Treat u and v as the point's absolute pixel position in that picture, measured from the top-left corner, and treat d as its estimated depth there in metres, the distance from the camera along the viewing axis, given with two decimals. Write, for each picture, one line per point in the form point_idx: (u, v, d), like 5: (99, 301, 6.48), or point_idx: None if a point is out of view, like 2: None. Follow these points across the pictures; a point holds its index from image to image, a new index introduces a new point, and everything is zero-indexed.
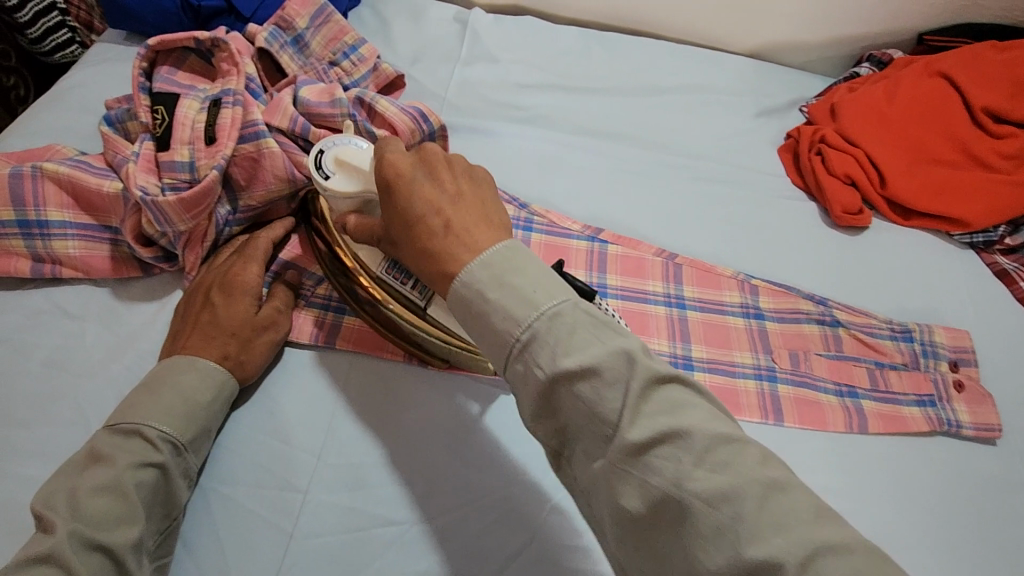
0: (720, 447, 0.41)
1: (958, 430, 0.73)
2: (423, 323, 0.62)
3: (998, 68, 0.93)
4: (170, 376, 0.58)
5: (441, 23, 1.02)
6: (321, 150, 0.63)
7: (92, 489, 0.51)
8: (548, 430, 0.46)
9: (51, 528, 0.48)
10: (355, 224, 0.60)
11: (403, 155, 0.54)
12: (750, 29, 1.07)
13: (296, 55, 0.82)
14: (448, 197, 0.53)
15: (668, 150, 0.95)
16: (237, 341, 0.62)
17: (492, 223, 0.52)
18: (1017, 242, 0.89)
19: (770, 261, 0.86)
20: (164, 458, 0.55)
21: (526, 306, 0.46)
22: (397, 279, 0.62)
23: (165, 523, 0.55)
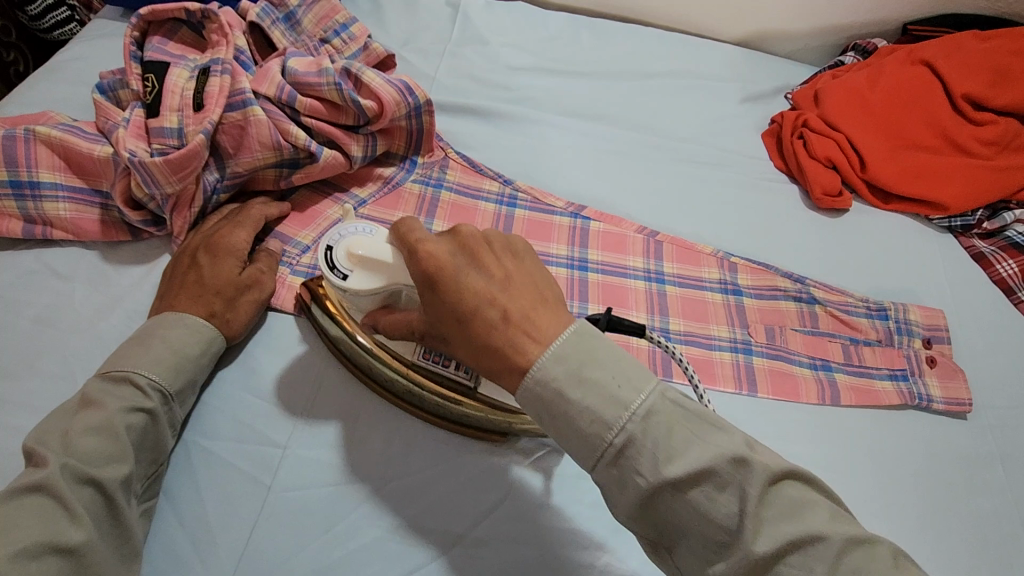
0: (759, 475, 0.43)
1: (929, 404, 0.74)
2: (470, 408, 0.61)
3: (982, 54, 0.94)
4: (159, 330, 0.60)
5: (433, 7, 1.04)
6: (330, 246, 0.59)
7: (84, 428, 0.52)
8: (645, 524, 0.47)
9: (42, 461, 0.50)
10: (387, 322, 0.58)
11: (440, 252, 0.50)
12: (737, 18, 1.09)
13: (287, 32, 0.84)
14: (497, 285, 0.49)
15: (653, 133, 0.96)
16: (221, 299, 0.64)
17: (545, 305, 0.49)
18: (994, 226, 0.91)
19: (751, 241, 0.88)
20: (154, 405, 0.56)
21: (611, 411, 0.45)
22: (438, 362, 0.62)
23: (151, 468, 0.57)
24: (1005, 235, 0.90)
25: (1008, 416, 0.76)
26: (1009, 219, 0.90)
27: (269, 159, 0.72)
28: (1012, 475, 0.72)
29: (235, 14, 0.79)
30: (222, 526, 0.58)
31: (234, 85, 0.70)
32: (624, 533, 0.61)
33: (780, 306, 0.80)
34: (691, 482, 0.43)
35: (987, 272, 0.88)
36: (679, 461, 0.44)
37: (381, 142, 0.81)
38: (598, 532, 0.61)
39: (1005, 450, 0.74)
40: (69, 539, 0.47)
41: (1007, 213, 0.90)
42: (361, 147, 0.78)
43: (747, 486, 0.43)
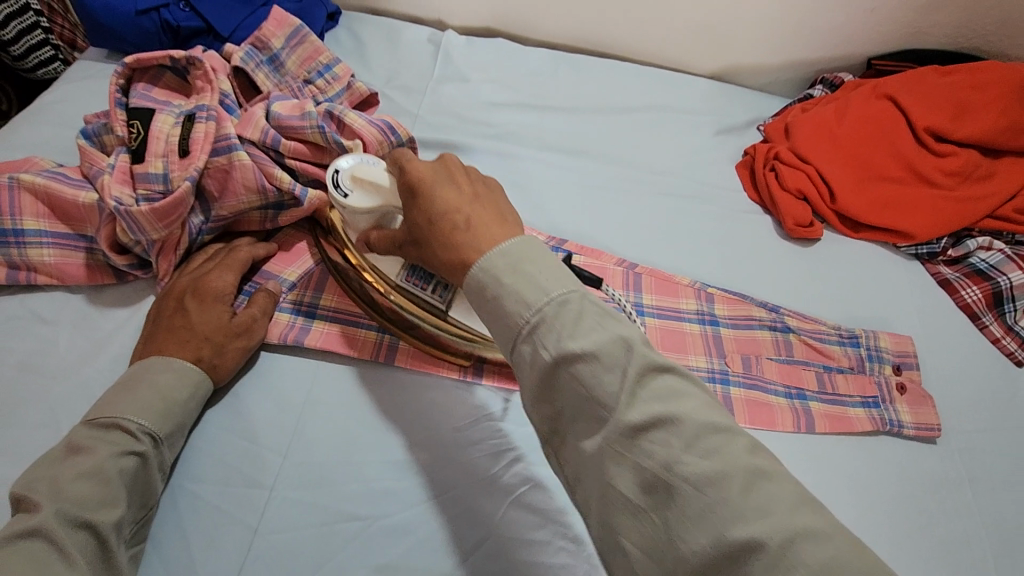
0: (727, 445, 0.43)
1: (900, 430, 0.77)
2: (447, 323, 0.67)
3: (942, 88, 0.98)
4: (147, 374, 0.61)
5: (415, 45, 1.07)
6: (337, 171, 0.67)
7: (75, 475, 0.53)
8: (605, 471, 0.46)
9: (36, 507, 0.51)
10: (377, 235, 0.64)
11: (420, 165, 0.58)
12: (710, 53, 1.12)
13: (271, 74, 0.86)
14: (467, 199, 0.56)
15: (632, 166, 0.99)
16: (208, 346, 0.65)
17: (502, 220, 0.54)
18: (957, 253, 0.94)
19: (726, 271, 0.90)
20: (145, 448, 0.58)
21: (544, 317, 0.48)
22: (416, 285, 0.66)
23: (141, 512, 0.57)
24: (969, 261, 0.94)
25: (975, 439, 0.79)
26: (972, 247, 0.93)
27: (256, 202, 0.73)
28: (980, 498, 0.75)
29: (220, 59, 0.81)
30: (207, 571, 0.58)
31: (219, 131, 0.71)
32: None
33: (756, 336, 0.83)
34: (651, 426, 0.44)
35: (952, 297, 0.92)
36: (639, 407, 0.45)
37: None
38: (581, 566, 0.62)
39: (973, 473, 0.76)
40: None
41: (970, 241, 0.94)
42: None
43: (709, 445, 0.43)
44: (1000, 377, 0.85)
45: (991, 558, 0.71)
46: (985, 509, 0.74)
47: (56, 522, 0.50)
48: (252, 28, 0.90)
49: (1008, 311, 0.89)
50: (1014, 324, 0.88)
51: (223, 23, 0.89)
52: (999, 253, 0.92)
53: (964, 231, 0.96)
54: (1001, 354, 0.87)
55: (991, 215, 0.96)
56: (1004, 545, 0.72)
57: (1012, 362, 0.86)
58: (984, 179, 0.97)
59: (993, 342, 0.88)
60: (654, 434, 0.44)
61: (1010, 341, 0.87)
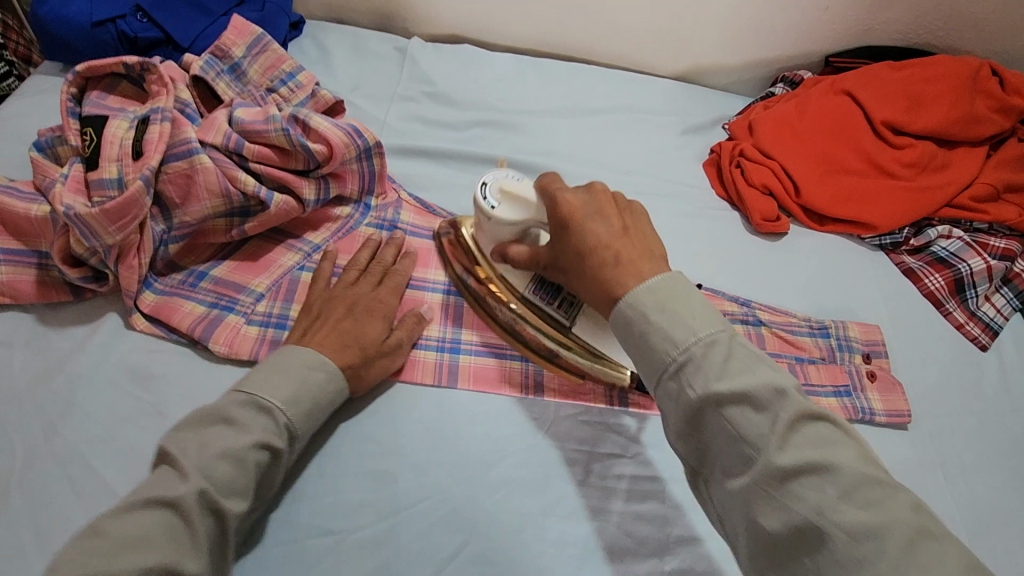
0: (841, 459, 0.45)
1: (872, 417, 0.78)
2: (567, 338, 0.71)
3: (896, 82, 1.01)
4: (299, 354, 0.62)
5: (380, 52, 1.06)
6: (485, 184, 0.69)
7: (222, 450, 0.53)
8: (691, 445, 0.50)
9: (182, 478, 0.51)
10: (517, 253, 0.68)
11: (579, 197, 0.60)
12: (674, 54, 1.14)
13: (232, 83, 0.84)
14: (616, 235, 0.57)
15: (602, 168, 1.00)
16: (358, 355, 0.65)
17: (649, 255, 0.56)
18: (920, 242, 0.97)
19: (698, 267, 0.91)
20: (283, 446, 0.57)
21: (673, 338, 0.50)
22: (541, 301, 0.71)
23: (257, 504, 0.58)
24: (931, 250, 0.96)
25: (944, 424, 0.81)
26: (933, 236, 0.96)
27: (222, 207, 0.71)
28: (951, 481, 0.76)
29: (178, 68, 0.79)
30: None
31: (176, 132, 0.70)
32: (587, 567, 0.62)
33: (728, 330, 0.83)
34: (742, 408, 0.46)
35: (916, 285, 0.94)
36: (730, 382, 0.47)
37: (333, 186, 0.79)
38: (561, 568, 0.61)
39: (943, 457, 0.78)
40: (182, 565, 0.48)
41: (931, 231, 0.96)
42: (313, 191, 0.77)
43: (812, 457, 0.44)
44: (964, 362, 0.87)
45: (964, 539, 0.72)
46: (956, 490, 0.75)
47: (194, 501, 0.50)
48: (212, 38, 0.89)
49: (969, 296, 0.92)
50: (975, 309, 0.92)
51: (182, 33, 0.87)
52: (958, 241, 0.95)
53: (925, 221, 0.98)
54: (966, 338, 0.90)
55: (949, 205, 0.98)
56: (976, 525, 0.73)
57: (977, 346, 0.89)
58: (939, 170, 1.00)
59: (958, 327, 0.91)
60: (742, 417, 0.47)
61: (973, 326, 0.90)
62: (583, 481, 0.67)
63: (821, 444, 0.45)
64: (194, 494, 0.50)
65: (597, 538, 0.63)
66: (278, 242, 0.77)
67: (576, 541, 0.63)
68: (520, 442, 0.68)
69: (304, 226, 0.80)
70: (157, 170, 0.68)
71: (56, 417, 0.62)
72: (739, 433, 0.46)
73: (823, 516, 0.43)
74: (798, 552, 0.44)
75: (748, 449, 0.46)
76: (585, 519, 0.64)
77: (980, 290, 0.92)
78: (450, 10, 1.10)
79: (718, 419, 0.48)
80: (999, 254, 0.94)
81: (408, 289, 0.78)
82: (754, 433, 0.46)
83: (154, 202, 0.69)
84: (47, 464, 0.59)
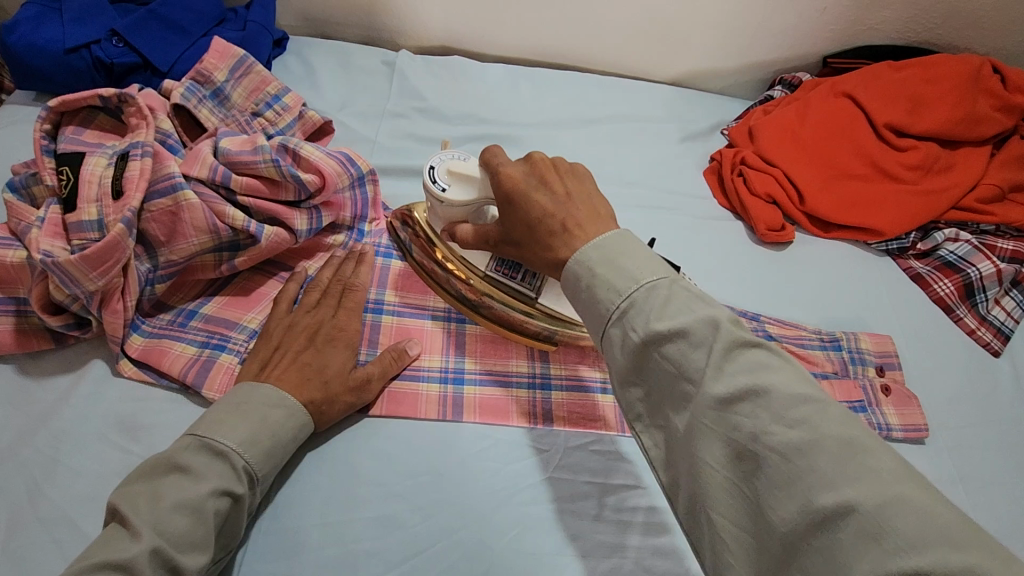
0: (769, 382, 0.44)
1: (889, 432, 0.76)
2: (532, 308, 0.70)
3: (898, 83, 1.00)
4: (257, 394, 0.59)
5: (368, 67, 1.03)
6: (432, 168, 0.67)
7: (175, 503, 0.50)
8: (638, 390, 0.50)
9: (134, 535, 0.48)
10: (466, 232, 0.66)
11: (520, 170, 0.59)
12: (669, 60, 1.12)
13: (216, 109, 0.81)
14: (558, 201, 0.56)
15: (600, 180, 0.97)
16: (324, 392, 0.62)
17: (593, 217, 0.55)
18: (927, 246, 0.95)
19: (703, 281, 0.89)
20: (244, 491, 0.54)
21: (678, 335, 0.46)
22: (506, 275, 0.69)
23: (221, 552, 0.55)
24: (938, 254, 0.94)
25: (961, 435, 0.79)
26: (940, 239, 0.94)
27: (211, 243, 0.68)
28: (972, 496, 0.74)
29: (158, 96, 0.76)
30: None
31: (158, 168, 0.66)
32: None
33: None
34: (677, 344, 0.46)
35: (925, 291, 0.92)
36: (669, 319, 0.47)
37: (325, 217, 0.76)
38: None
39: (963, 471, 0.76)
40: None
41: (938, 234, 0.95)
42: (306, 222, 0.74)
43: (747, 385, 0.44)
44: (978, 369, 0.85)
45: None
46: (978, 505, 0.73)
47: (149, 562, 0.47)
48: (192, 61, 0.85)
49: (980, 301, 0.90)
50: (986, 313, 0.89)
51: (160, 58, 0.84)
52: (966, 244, 0.92)
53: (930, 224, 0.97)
54: (979, 346, 0.87)
55: (956, 207, 0.97)
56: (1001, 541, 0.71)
57: (990, 353, 0.87)
58: (944, 172, 0.98)
59: (969, 334, 0.89)
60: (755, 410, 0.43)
61: (985, 332, 0.88)
62: (598, 515, 0.64)
63: (846, 444, 0.40)
64: (150, 553, 0.47)
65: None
66: (267, 275, 0.75)
67: None
68: (532, 477, 0.66)
69: (297, 256, 0.77)
70: (140, 209, 0.65)
71: (41, 476, 0.58)
72: (755, 433, 0.43)
73: (863, 513, 0.38)
74: (815, 550, 0.39)
75: (770, 449, 0.42)
76: (602, 558, 0.62)
77: (987, 293, 0.90)
78: (439, 21, 1.07)
79: (731, 414, 0.44)
80: (1009, 256, 0.91)
81: (408, 317, 0.75)
82: (692, 368, 0.45)
83: (138, 242, 0.66)
84: (31, 529, 0.56)
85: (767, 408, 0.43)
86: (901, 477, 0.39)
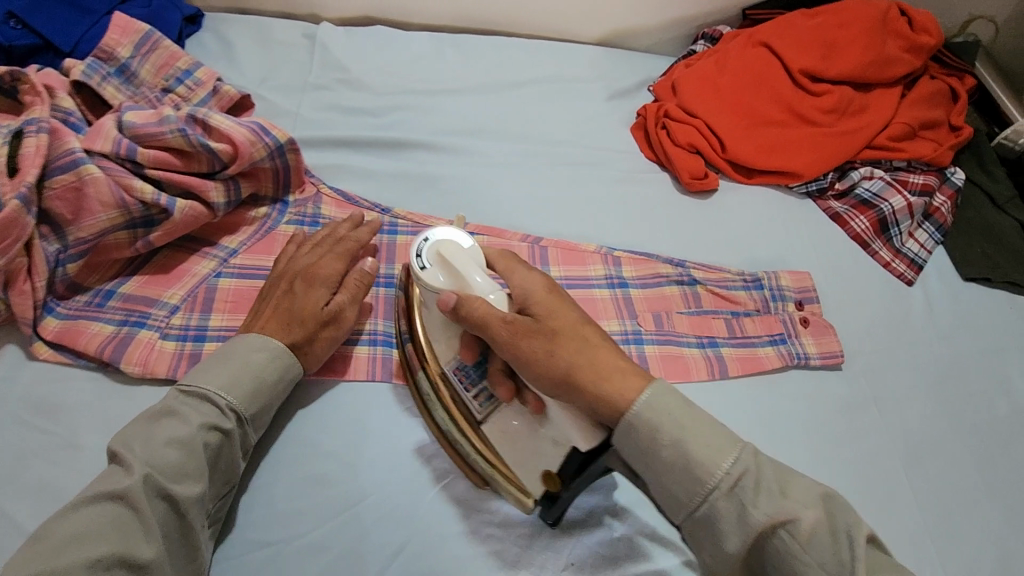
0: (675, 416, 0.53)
1: (807, 362, 0.80)
2: (474, 437, 0.62)
3: (809, 30, 1.02)
4: (240, 348, 0.61)
5: (288, 41, 1.01)
6: (426, 240, 0.61)
7: (168, 441, 0.54)
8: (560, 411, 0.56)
9: (129, 469, 0.52)
10: (449, 303, 0.57)
11: (534, 281, 0.59)
12: (593, 19, 1.12)
13: (123, 86, 0.79)
14: (542, 298, 0.58)
15: (528, 141, 0.98)
16: (302, 331, 0.64)
17: (581, 336, 0.57)
18: (844, 186, 0.98)
19: (631, 233, 0.91)
20: (233, 426, 0.58)
21: (713, 456, 0.52)
22: (461, 381, 0.62)
23: (225, 490, 0.58)
24: (855, 192, 0.98)
25: (876, 360, 0.83)
26: (856, 178, 0.97)
27: (124, 219, 0.67)
28: (885, 414, 0.79)
29: (59, 76, 0.74)
30: None
31: (56, 144, 0.65)
32: (536, 544, 0.61)
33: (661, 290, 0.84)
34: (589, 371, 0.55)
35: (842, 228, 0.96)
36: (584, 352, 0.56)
37: (244, 186, 0.75)
38: (510, 549, 0.61)
39: (877, 392, 0.80)
40: (140, 555, 0.49)
41: (854, 173, 0.98)
42: (222, 192, 0.72)
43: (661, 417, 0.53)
44: (894, 299, 0.90)
45: (899, 468, 0.75)
46: (891, 424, 0.78)
47: (145, 490, 0.51)
48: (96, 39, 0.82)
49: (894, 235, 0.94)
50: (900, 246, 0.94)
51: (62, 37, 0.81)
52: (880, 181, 0.97)
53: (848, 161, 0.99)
54: (895, 276, 0.92)
55: (870, 146, 0.99)
56: (910, 454, 0.76)
57: (905, 283, 0.92)
58: (858, 114, 1.01)
59: (885, 266, 0.93)
60: (789, 538, 0.49)
61: (899, 263, 0.93)
62: None
63: (779, 496, 0.51)
64: (142, 481, 0.51)
65: None
66: (192, 251, 0.74)
67: (526, 521, 0.63)
68: None
69: (218, 230, 0.76)
70: (41, 187, 0.64)
71: None
72: (777, 525, 0.49)
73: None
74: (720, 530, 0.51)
75: (803, 559, 0.49)
76: None
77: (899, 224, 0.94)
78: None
79: (771, 539, 0.50)
80: (919, 190, 0.97)
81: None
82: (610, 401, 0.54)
83: (44, 222, 0.65)
84: None
85: (773, 500, 0.50)
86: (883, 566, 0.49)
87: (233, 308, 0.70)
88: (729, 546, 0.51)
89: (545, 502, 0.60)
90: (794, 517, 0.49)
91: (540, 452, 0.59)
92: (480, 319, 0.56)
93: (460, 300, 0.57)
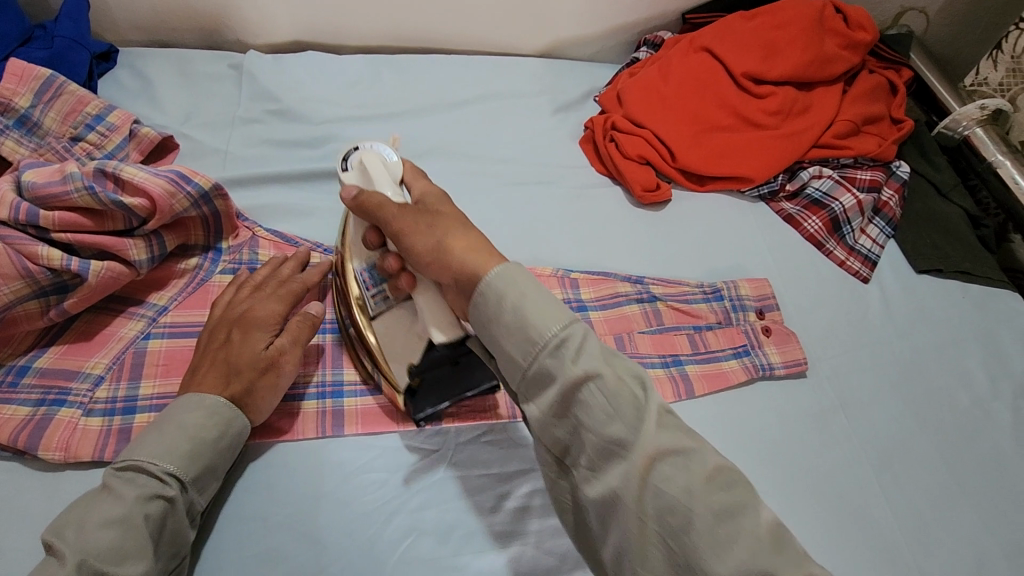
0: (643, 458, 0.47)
1: (772, 372, 0.79)
2: (382, 376, 0.64)
3: (748, 33, 1.02)
4: (177, 414, 0.56)
5: (211, 72, 0.95)
6: (354, 149, 0.65)
7: (102, 518, 0.50)
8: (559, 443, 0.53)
9: (61, 558, 0.47)
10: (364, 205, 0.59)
11: (430, 188, 0.62)
12: (534, 31, 1.09)
13: (25, 139, 0.73)
14: (425, 223, 0.58)
15: (474, 162, 0.94)
16: (240, 383, 0.59)
17: (468, 222, 0.58)
18: (795, 186, 0.98)
19: (587, 251, 0.88)
20: (177, 493, 0.53)
21: (543, 318, 0.50)
22: (365, 284, 0.63)
23: (174, 563, 0.54)
24: (806, 192, 0.98)
25: (839, 364, 0.83)
26: (806, 178, 0.97)
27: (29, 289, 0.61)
28: (852, 420, 0.78)
29: None
30: None
31: None
32: None
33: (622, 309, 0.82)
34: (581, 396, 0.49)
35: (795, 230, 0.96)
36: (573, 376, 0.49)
37: (168, 239, 0.70)
38: None
39: (842, 397, 0.80)
40: None
41: (803, 173, 0.98)
42: (144, 249, 0.67)
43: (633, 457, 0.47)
44: (851, 299, 0.90)
45: (870, 475, 0.74)
46: (858, 429, 0.77)
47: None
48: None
49: (846, 232, 0.95)
50: (854, 244, 0.94)
51: None
52: (828, 180, 0.97)
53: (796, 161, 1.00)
54: (850, 275, 0.92)
55: (817, 145, 1.00)
56: (880, 458, 0.76)
57: (861, 281, 0.92)
58: (803, 113, 1.01)
59: (840, 265, 0.93)
60: (599, 391, 0.48)
61: (854, 261, 0.93)
62: (495, 507, 0.63)
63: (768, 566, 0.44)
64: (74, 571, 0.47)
65: (517, 566, 0.60)
66: (115, 313, 0.68)
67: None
68: (424, 480, 0.64)
69: (145, 287, 0.70)
70: None
71: None
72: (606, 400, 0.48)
73: (689, 492, 0.46)
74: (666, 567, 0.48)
75: (607, 437, 0.48)
76: (501, 549, 0.61)
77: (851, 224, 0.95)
78: (286, 15, 1.00)
79: (581, 397, 0.49)
80: (867, 186, 0.97)
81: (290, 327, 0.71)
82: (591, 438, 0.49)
83: None
84: None
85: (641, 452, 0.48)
86: (727, 479, 0.47)
87: (165, 370, 0.65)
88: (548, 400, 0.50)
89: (409, 395, 0.64)
90: (596, 394, 0.48)
91: (409, 346, 0.63)
92: (378, 204, 0.59)
93: (361, 192, 0.60)
